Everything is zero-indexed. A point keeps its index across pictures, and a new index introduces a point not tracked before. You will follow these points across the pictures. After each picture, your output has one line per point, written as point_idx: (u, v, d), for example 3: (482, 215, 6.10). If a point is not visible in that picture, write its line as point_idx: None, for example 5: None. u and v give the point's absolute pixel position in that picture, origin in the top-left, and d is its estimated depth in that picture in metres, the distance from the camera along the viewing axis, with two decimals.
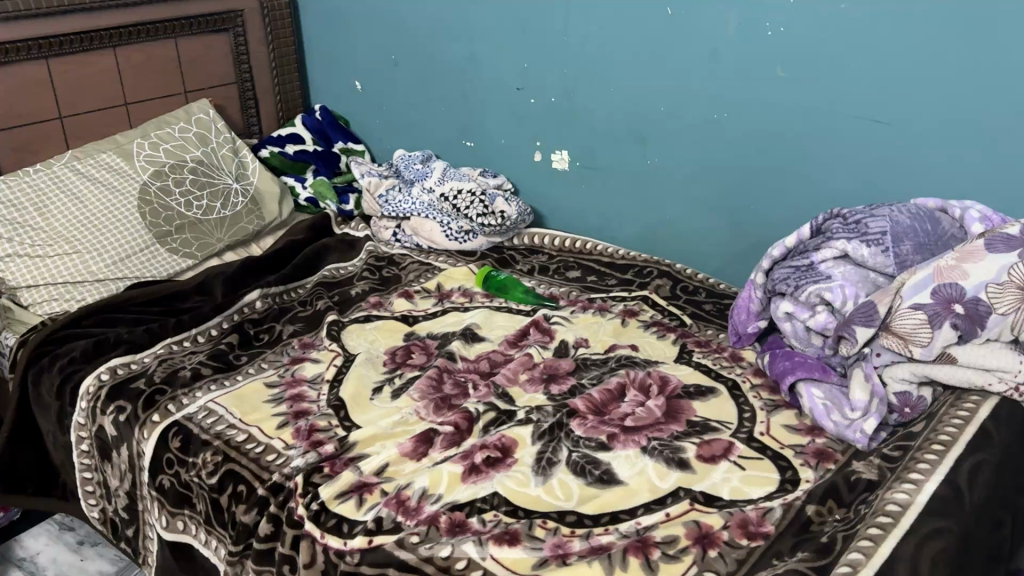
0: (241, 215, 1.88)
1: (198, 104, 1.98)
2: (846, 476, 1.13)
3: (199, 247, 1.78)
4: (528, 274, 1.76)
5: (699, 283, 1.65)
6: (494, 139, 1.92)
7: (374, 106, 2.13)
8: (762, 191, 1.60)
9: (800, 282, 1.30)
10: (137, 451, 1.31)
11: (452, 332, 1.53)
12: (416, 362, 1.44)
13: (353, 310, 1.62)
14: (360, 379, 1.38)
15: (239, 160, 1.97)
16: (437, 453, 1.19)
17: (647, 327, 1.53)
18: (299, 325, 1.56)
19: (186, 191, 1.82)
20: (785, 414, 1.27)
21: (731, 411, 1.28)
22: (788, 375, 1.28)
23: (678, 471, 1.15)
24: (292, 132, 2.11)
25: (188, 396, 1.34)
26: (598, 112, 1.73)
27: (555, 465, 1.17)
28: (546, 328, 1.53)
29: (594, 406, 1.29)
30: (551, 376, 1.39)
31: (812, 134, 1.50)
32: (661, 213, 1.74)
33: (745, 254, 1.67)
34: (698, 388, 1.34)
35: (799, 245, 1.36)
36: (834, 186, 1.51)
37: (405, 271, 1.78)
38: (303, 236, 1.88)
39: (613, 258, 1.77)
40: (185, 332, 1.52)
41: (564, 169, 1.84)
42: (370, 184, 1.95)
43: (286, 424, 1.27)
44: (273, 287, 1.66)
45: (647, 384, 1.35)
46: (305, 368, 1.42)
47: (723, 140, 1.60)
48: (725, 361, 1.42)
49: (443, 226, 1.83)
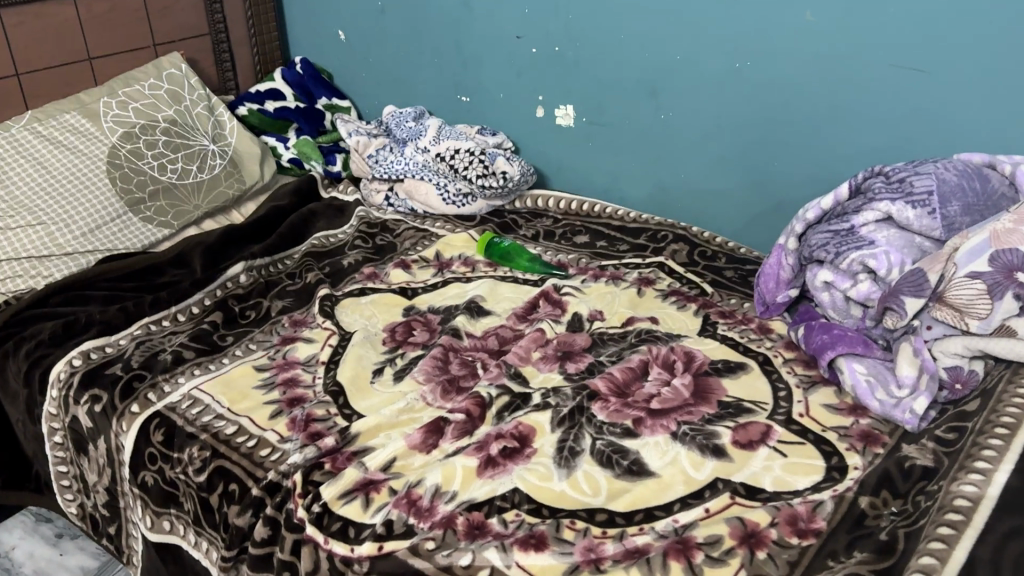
0: (219, 179, 1.74)
1: (170, 57, 1.82)
2: (899, 462, 1.03)
3: (175, 215, 1.64)
4: (533, 240, 1.64)
5: (718, 247, 1.54)
6: (492, 93, 1.79)
7: (360, 59, 1.98)
8: (785, 147, 1.48)
9: (840, 248, 1.20)
10: (116, 445, 1.19)
11: (456, 306, 1.42)
12: (418, 340, 1.32)
13: (346, 282, 1.50)
14: (358, 361, 1.26)
15: (216, 119, 1.82)
16: (448, 445, 1.08)
17: (665, 297, 1.42)
18: (288, 300, 1.43)
19: (159, 153, 1.67)
20: (824, 392, 1.17)
21: (764, 389, 1.18)
22: (827, 351, 1.17)
23: (714, 460, 1.05)
24: (272, 88, 1.95)
25: (169, 383, 1.22)
26: (607, 63, 1.60)
27: (579, 455, 1.07)
28: (556, 300, 1.41)
29: (616, 387, 1.18)
30: (566, 354, 1.28)
31: (841, 85, 1.38)
32: (675, 173, 1.62)
33: (767, 216, 1.55)
34: (726, 364, 1.24)
35: (836, 207, 1.26)
36: (867, 142, 1.39)
37: (400, 238, 1.66)
38: (288, 201, 1.74)
39: (623, 221, 1.65)
40: (164, 310, 1.39)
41: (569, 125, 1.71)
42: (358, 143, 1.82)
43: (279, 413, 1.15)
44: (258, 259, 1.53)
45: (670, 361, 1.24)
46: (297, 350, 1.29)
47: (743, 93, 1.48)
48: (753, 334, 1.31)
49: (439, 188, 1.71)
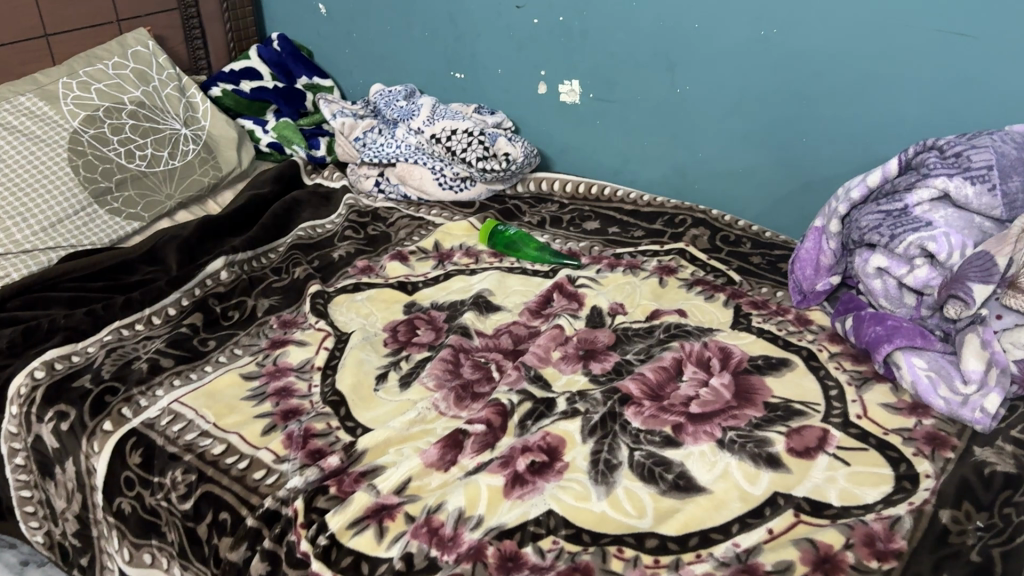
0: (192, 166, 1.58)
1: (135, 34, 1.66)
2: (976, 469, 0.92)
3: (145, 206, 1.49)
4: (539, 227, 1.52)
5: (742, 232, 1.43)
6: (488, 68, 1.65)
7: (342, 34, 1.83)
8: (813, 122, 1.36)
9: (894, 230, 1.08)
10: (86, 468, 1.05)
11: (462, 301, 1.29)
12: (423, 341, 1.20)
13: (339, 277, 1.37)
14: (359, 366, 1.12)
15: (187, 101, 1.66)
16: (468, 460, 0.95)
17: (690, 287, 1.30)
18: (275, 298, 1.30)
19: (126, 139, 1.52)
20: (879, 390, 1.06)
21: (813, 389, 1.07)
22: (883, 345, 1.06)
23: (770, 471, 0.93)
24: (247, 66, 1.80)
25: (146, 396, 1.08)
26: (616, 34, 1.47)
27: (617, 469, 0.94)
28: (572, 293, 1.29)
29: (650, 389, 1.06)
30: (588, 352, 1.16)
31: (878, 52, 1.25)
32: (691, 152, 1.51)
33: (793, 197, 1.44)
34: (767, 361, 1.12)
35: (884, 185, 1.14)
36: (905, 116, 1.27)
37: (395, 228, 1.53)
38: (269, 189, 1.59)
39: (636, 205, 1.54)
40: (136, 312, 1.24)
41: (574, 102, 1.58)
42: (343, 126, 1.69)
43: (273, 428, 1.02)
44: (240, 254, 1.39)
45: (706, 358, 1.12)
46: (289, 355, 1.16)
47: (768, 63, 1.36)
48: (791, 326, 1.20)
49: (434, 171, 1.58)
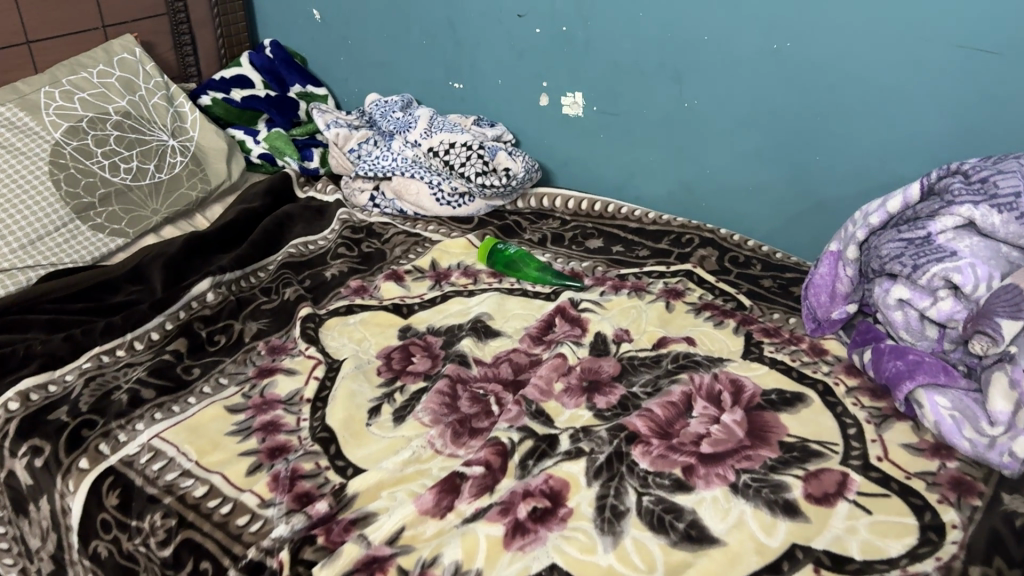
0: (180, 179, 1.52)
1: (121, 40, 1.59)
2: (1006, 521, 0.87)
3: (130, 222, 1.42)
4: (540, 245, 1.46)
5: (751, 252, 1.38)
6: (489, 79, 1.59)
7: (337, 40, 1.77)
8: (827, 139, 1.30)
9: (917, 260, 1.03)
10: (61, 507, 0.99)
11: (459, 326, 1.24)
12: (419, 370, 1.14)
13: (331, 298, 1.31)
14: (351, 398, 1.06)
15: (175, 110, 1.60)
16: (465, 506, 0.89)
17: (698, 312, 1.25)
18: (264, 322, 1.24)
19: (111, 151, 1.46)
20: (900, 429, 1.00)
21: (831, 427, 1.01)
22: (905, 382, 1.00)
23: (787, 520, 0.88)
24: (238, 74, 1.73)
25: (126, 431, 1.02)
26: (622, 43, 1.41)
27: (624, 517, 0.89)
28: (574, 317, 1.24)
29: (658, 426, 1.01)
30: (592, 384, 1.10)
31: (896, 68, 1.19)
32: (700, 168, 1.45)
33: (805, 215, 1.38)
34: (782, 396, 1.06)
35: (905, 211, 1.09)
36: (924, 135, 1.21)
37: (390, 245, 1.47)
38: (260, 204, 1.53)
39: (641, 222, 1.48)
40: (118, 337, 1.18)
41: (577, 115, 1.53)
42: (337, 136, 1.64)
43: (259, 467, 0.96)
44: (227, 274, 1.33)
45: (716, 393, 1.07)
46: (277, 385, 1.10)
47: (780, 77, 1.30)
48: (805, 356, 1.14)
49: (431, 186, 1.52)
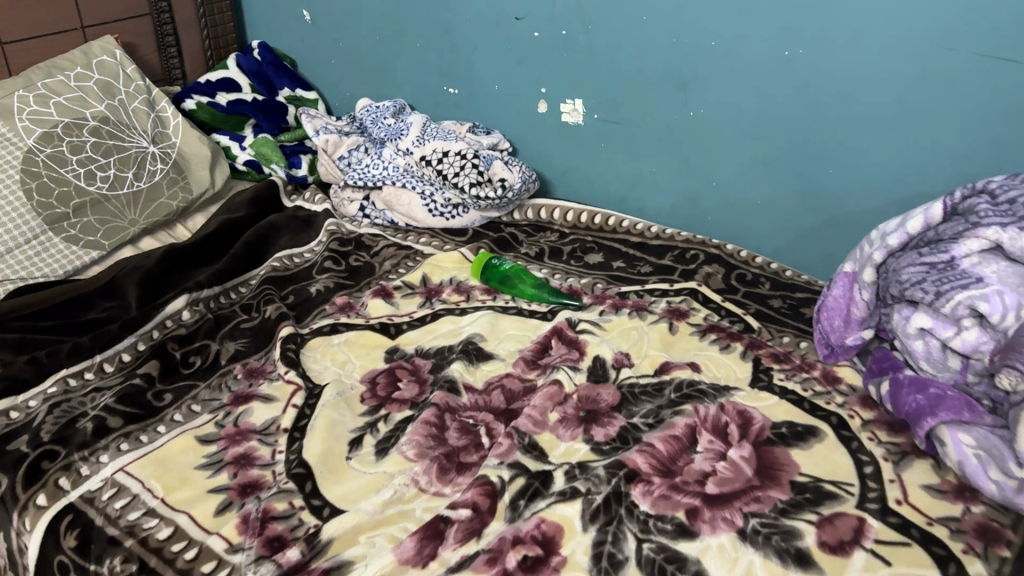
0: (159, 188, 1.44)
1: (101, 42, 1.52)
2: None
3: (106, 233, 1.35)
4: (537, 260, 1.39)
5: (759, 270, 1.31)
6: (485, 84, 1.52)
7: (328, 43, 1.70)
8: (840, 153, 1.23)
9: (940, 286, 0.95)
10: (16, 547, 0.92)
11: (450, 348, 1.17)
12: (405, 397, 1.07)
13: (315, 316, 1.24)
14: (331, 429, 0.99)
15: (157, 115, 1.52)
16: (450, 553, 0.82)
17: (703, 335, 1.18)
18: (243, 342, 1.17)
19: (87, 158, 1.38)
20: (920, 468, 0.93)
21: (846, 465, 0.94)
22: (925, 418, 0.93)
23: (798, 573, 0.81)
24: (225, 76, 1.67)
25: (88, 463, 0.96)
26: (624, 48, 1.34)
27: (622, 567, 0.82)
28: (572, 339, 1.17)
29: (660, 463, 0.93)
30: (590, 414, 1.03)
31: (915, 79, 1.12)
32: (705, 180, 1.38)
33: (816, 232, 1.31)
34: (793, 430, 0.99)
35: (927, 232, 1.02)
36: (944, 149, 1.14)
37: (380, 258, 1.40)
38: (244, 214, 1.46)
39: (644, 237, 1.42)
40: (86, 359, 1.11)
41: (577, 123, 1.46)
42: (327, 143, 1.56)
43: (228, 506, 0.89)
44: (206, 290, 1.26)
45: (723, 425, 1.00)
46: (252, 413, 1.03)
47: (792, 86, 1.22)
48: (817, 385, 1.07)
49: (424, 197, 1.46)
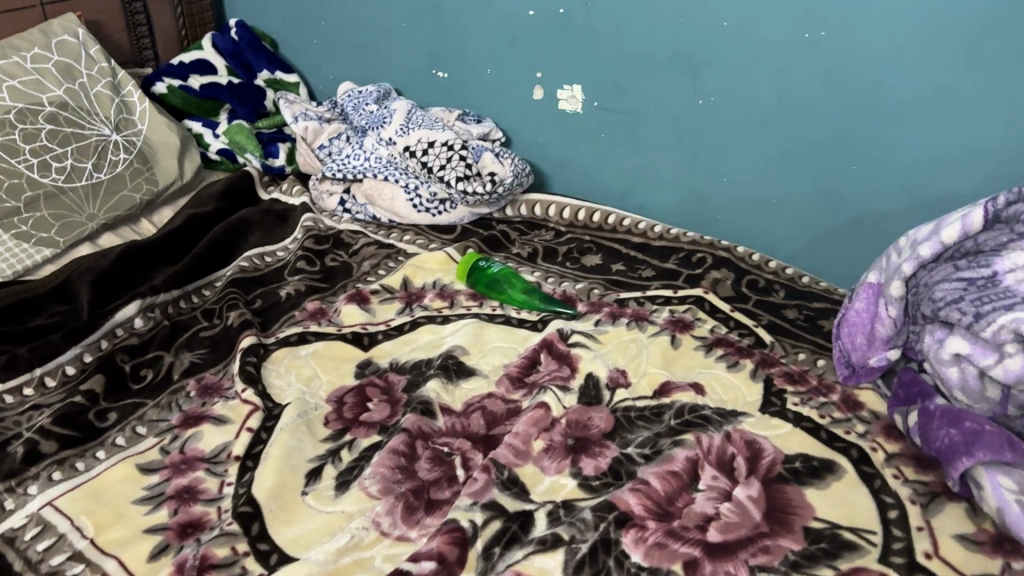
0: (122, 179, 1.33)
1: (61, 20, 1.40)
2: None
3: (61, 229, 1.24)
4: (529, 262, 1.28)
5: (773, 276, 1.20)
6: (476, 68, 1.40)
7: (310, 22, 1.58)
8: (865, 147, 1.10)
9: (980, 306, 0.84)
10: None
11: (428, 362, 1.05)
12: (374, 419, 0.96)
13: (282, 324, 1.13)
14: (287, 457, 0.88)
15: (121, 100, 1.41)
16: None
17: (709, 350, 1.06)
18: (201, 353, 1.07)
19: (41, 147, 1.27)
20: (953, 513, 0.82)
21: (868, 509, 0.82)
22: (960, 458, 0.82)
23: None
24: (199, 58, 1.55)
25: (13, 496, 0.85)
26: (628, 29, 1.21)
27: None
28: (562, 354, 1.05)
29: (656, 505, 0.82)
30: (580, 443, 0.92)
31: (953, 65, 0.99)
32: (715, 175, 1.26)
33: (836, 234, 1.19)
34: (808, 465, 0.88)
35: (962, 242, 0.90)
36: (983, 146, 1.02)
37: (358, 257, 1.29)
38: (213, 208, 1.35)
39: (647, 237, 1.30)
40: (25, 373, 1.01)
41: (575, 111, 1.34)
42: (306, 131, 1.45)
43: (164, 550, 0.79)
44: (162, 294, 1.15)
45: (728, 458, 0.88)
46: (202, 438, 0.92)
47: (814, 73, 1.10)
48: (836, 412, 0.95)
49: (407, 190, 1.34)
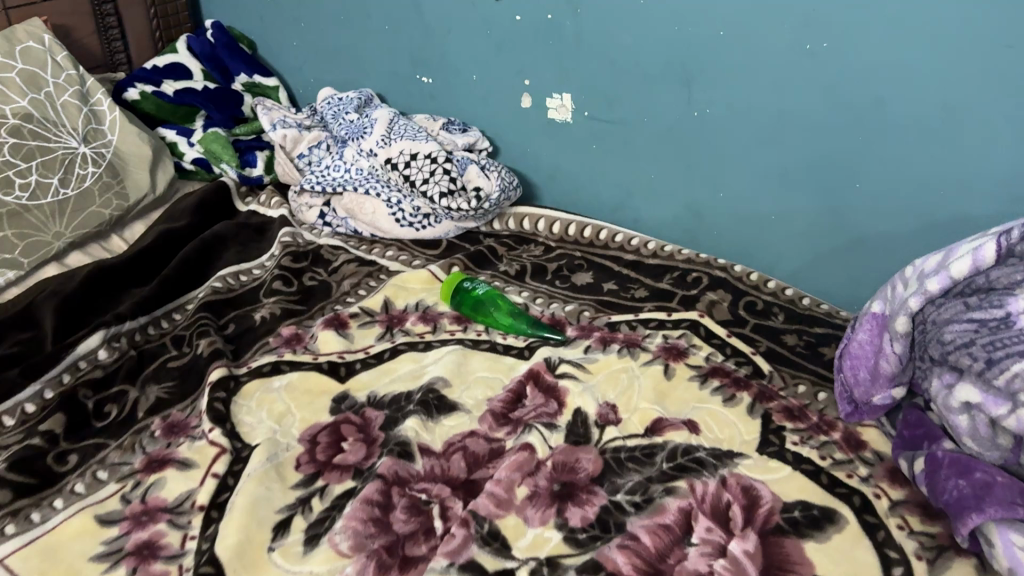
0: (90, 195, 1.28)
1: (27, 24, 1.33)
2: None
3: (25, 250, 1.18)
4: (516, 280, 1.22)
5: (772, 297, 1.14)
6: (462, 74, 1.34)
7: (289, 23, 1.51)
8: (869, 164, 1.04)
9: (993, 351, 0.79)
10: None
11: (407, 395, 1.00)
12: (349, 461, 0.91)
13: (255, 352, 1.08)
14: (254, 508, 0.83)
15: (91, 109, 1.35)
16: None
17: (704, 381, 1.00)
18: (168, 386, 1.01)
19: (5, 163, 1.21)
20: (962, 571, 0.76)
21: (871, 565, 0.77)
22: (971, 513, 0.76)
23: None
24: (173, 62, 1.49)
25: None
26: (619, 36, 1.15)
27: None
28: (549, 386, 1.00)
29: (646, 563, 0.77)
30: (565, 489, 0.86)
31: (963, 81, 0.93)
32: (711, 190, 1.20)
33: (839, 254, 1.13)
34: (808, 514, 0.82)
35: (973, 276, 0.84)
36: (995, 166, 0.95)
37: (338, 276, 1.23)
38: (186, 223, 1.30)
39: (641, 254, 1.25)
40: None
41: (565, 121, 1.27)
42: (285, 139, 1.40)
43: None
44: (129, 321, 1.10)
45: (722, 507, 0.83)
46: (165, 485, 0.87)
47: (815, 87, 1.03)
48: (837, 453, 0.90)
49: (390, 204, 1.29)
